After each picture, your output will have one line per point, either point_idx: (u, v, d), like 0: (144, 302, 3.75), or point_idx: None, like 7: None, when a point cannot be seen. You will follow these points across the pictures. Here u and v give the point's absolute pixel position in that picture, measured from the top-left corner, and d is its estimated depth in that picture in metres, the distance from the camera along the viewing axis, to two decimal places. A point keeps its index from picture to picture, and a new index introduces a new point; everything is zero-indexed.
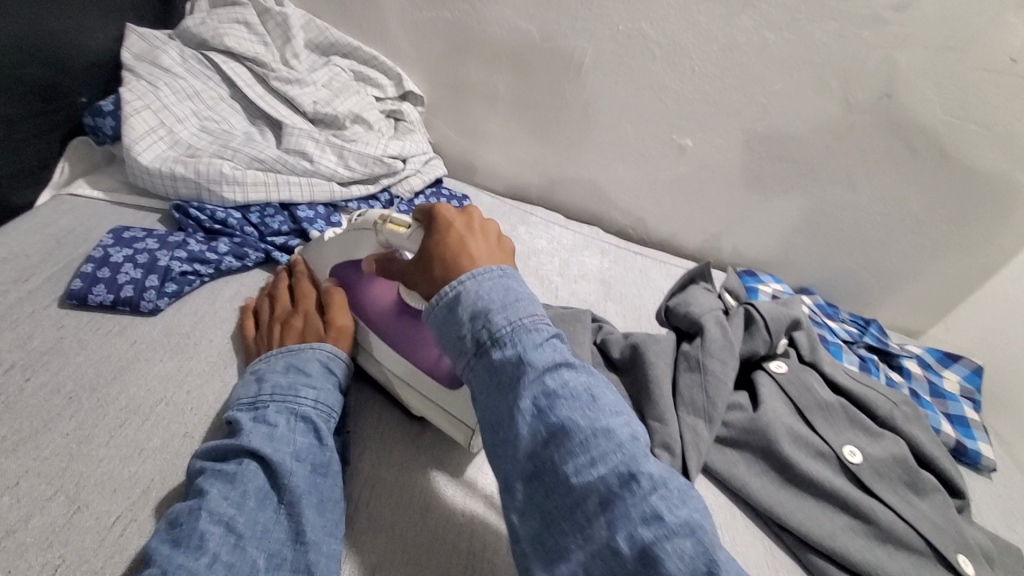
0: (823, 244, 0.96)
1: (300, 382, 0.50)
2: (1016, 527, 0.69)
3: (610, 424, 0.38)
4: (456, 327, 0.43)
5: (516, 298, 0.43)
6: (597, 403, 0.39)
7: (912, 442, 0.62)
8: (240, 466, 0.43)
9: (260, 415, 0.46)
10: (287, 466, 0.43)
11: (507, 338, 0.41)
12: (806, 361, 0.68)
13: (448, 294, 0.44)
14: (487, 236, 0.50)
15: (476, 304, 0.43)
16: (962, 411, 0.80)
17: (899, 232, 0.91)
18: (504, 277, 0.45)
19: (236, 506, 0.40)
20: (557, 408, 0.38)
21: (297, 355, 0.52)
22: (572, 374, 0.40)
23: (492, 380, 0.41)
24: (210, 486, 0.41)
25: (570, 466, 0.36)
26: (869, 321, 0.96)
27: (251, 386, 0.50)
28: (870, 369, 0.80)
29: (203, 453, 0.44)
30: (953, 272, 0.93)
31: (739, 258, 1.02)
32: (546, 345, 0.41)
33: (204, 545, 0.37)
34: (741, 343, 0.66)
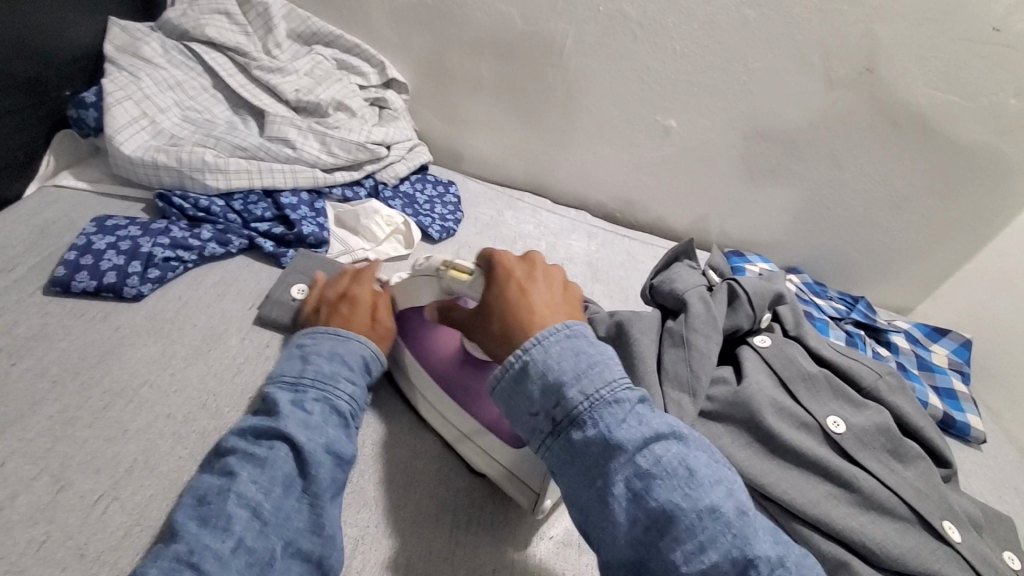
0: (810, 223, 0.96)
1: (341, 370, 0.50)
2: (1003, 495, 0.69)
3: (712, 500, 0.39)
4: (532, 405, 0.45)
5: (590, 366, 0.45)
6: (695, 478, 0.40)
7: (896, 412, 0.63)
8: (272, 451, 0.43)
9: (300, 402, 0.47)
10: (317, 457, 0.44)
11: (588, 416, 0.43)
12: (791, 335, 0.69)
13: (516, 366, 0.46)
14: (551, 286, 0.53)
15: (550, 378, 0.45)
16: (950, 384, 0.81)
17: (884, 208, 0.91)
18: (574, 342, 0.46)
19: (264, 493, 0.41)
20: (651, 486, 0.39)
21: (341, 339, 0.53)
22: (662, 448, 0.41)
23: (582, 461, 0.42)
24: (241, 468, 0.42)
25: (675, 552, 0.38)
26: (858, 298, 0.96)
27: (293, 362, 0.51)
28: (857, 345, 0.81)
29: (237, 435, 0.45)
30: (939, 246, 0.94)
31: (727, 239, 1.02)
32: (629, 419, 0.43)
33: (229, 529, 0.39)
34: (725, 318, 0.67)
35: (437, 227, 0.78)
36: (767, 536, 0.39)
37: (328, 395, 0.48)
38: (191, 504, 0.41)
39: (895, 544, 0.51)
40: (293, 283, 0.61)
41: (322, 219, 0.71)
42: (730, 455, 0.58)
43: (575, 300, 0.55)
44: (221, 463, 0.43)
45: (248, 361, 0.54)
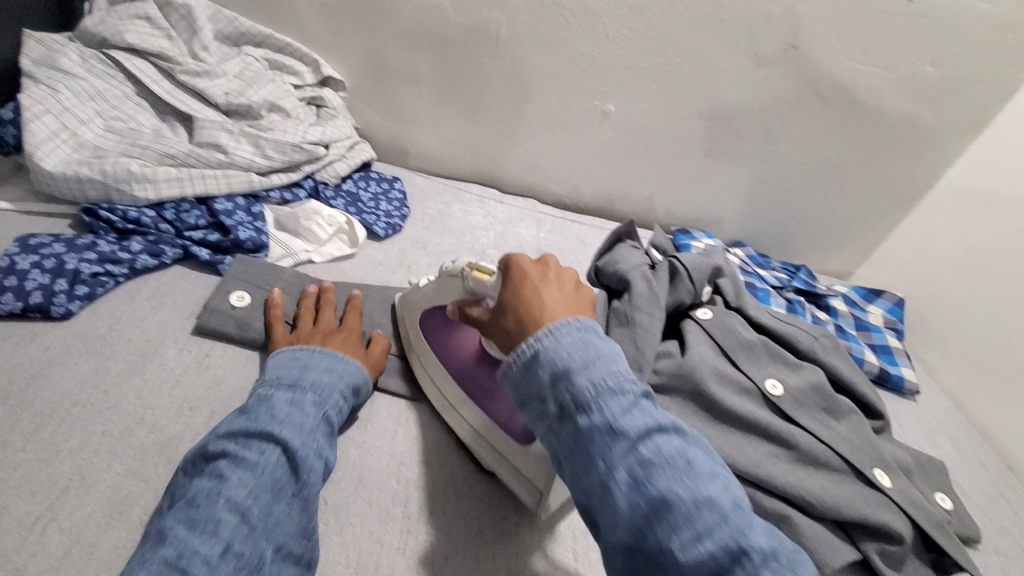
0: (750, 196, 0.99)
1: (335, 383, 0.52)
2: (935, 441, 0.73)
3: (711, 492, 0.38)
4: (540, 393, 0.45)
5: (599, 359, 0.44)
6: (695, 468, 0.39)
7: (832, 371, 0.66)
8: (264, 456, 0.43)
9: (293, 406, 0.48)
10: (309, 463, 0.45)
11: (593, 404, 0.42)
12: (732, 306, 0.71)
13: (526, 353, 0.46)
14: (565, 286, 0.51)
15: (558, 367, 0.44)
16: (885, 341, 0.85)
17: (816, 178, 0.95)
18: (582, 332, 0.46)
19: (255, 496, 0.41)
20: (650, 472, 0.39)
21: (334, 357, 0.54)
22: (664, 438, 0.40)
23: (584, 450, 0.42)
24: (230, 471, 0.42)
25: (671, 539, 0.36)
26: (799, 266, 1.00)
27: (288, 369, 0.51)
28: (798, 311, 0.84)
29: (225, 436, 0.44)
30: (870, 210, 0.98)
31: (673, 218, 1.04)
32: (634, 409, 0.42)
33: (217, 533, 0.39)
34: (668, 295, 0.69)
35: (382, 224, 0.78)
36: (766, 530, 0.37)
37: (321, 405, 0.49)
38: (177, 509, 0.40)
39: (834, 494, 0.54)
40: (234, 289, 0.60)
41: (260, 223, 0.69)
42: None
43: (590, 300, 0.52)
44: (207, 466, 0.43)
45: (187, 371, 0.54)
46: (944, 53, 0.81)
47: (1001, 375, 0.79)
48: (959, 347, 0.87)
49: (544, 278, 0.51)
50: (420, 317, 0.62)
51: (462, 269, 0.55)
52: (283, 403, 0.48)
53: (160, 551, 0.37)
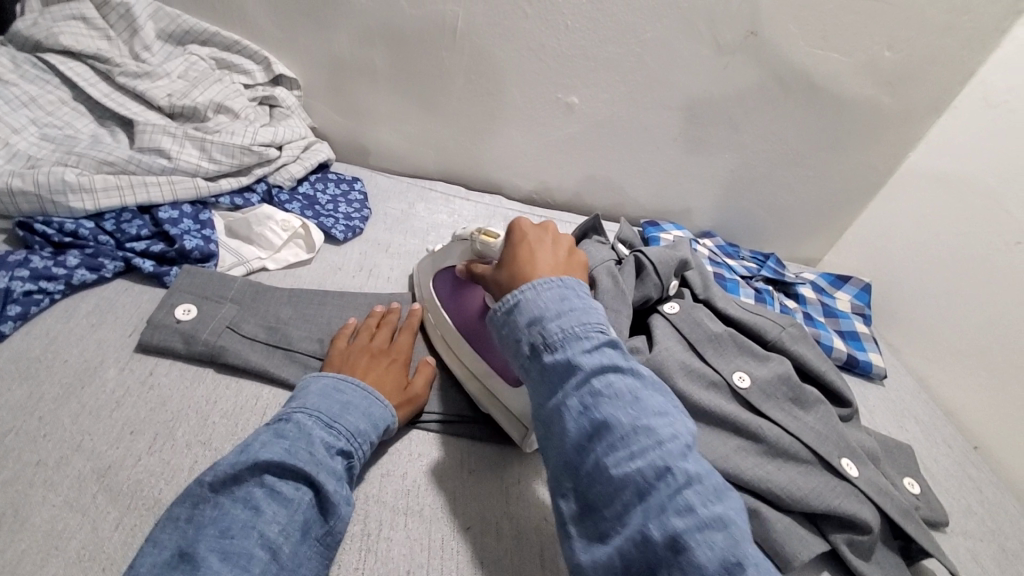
0: (717, 186, 0.99)
1: (371, 431, 0.49)
2: (902, 424, 0.74)
3: (652, 423, 0.39)
4: (515, 331, 0.46)
5: (570, 307, 0.46)
6: (642, 404, 0.40)
7: (799, 361, 0.66)
8: (297, 493, 0.41)
9: (330, 446, 0.46)
10: (339, 509, 0.43)
11: (558, 342, 0.44)
12: (700, 298, 0.71)
13: (509, 300, 0.48)
14: (556, 248, 0.55)
15: (533, 312, 0.46)
16: (853, 327, 0.85)
17: (781, 165, 0.96)
18: (560, 286, 0.47)
19: (286, 535, 0.39)
20: (600, 402, 0.40)
21: (374, 399, 0.51)
22: (618, 377, 0.41)
23: (544, 380, 0.44)
24: (265, 505, 0.40)
25: (610, 460, 0.38)
26: (768, 255, 1.01)
27: (329, 403, 0.49)
28: (765, 300, 0.84)
29: (270, 459, 0.42)
30: (834, 195, 0.99)
31: (642, 209, 1.03)
32: (596, 350, 0.43)
33: (249, 568, 0.36)
34: (634, 291, 0.68)
35: (341, 227, 0.75)
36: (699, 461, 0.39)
37: (353, 452, 0.47)
38: (203, 533, 0.38)
39: (802, 486, 0.53)
40: (178, 303, 0.57)
41: (208, 231, 0.67)
42: None
43: (581, 265, 0.55)
44: (238, 489, 0.40)
45: (129, 392, 0.51)
46: (903, 37, 0.81)
47: (965, 355, 0.80)
48: (925, 329, 0.88)
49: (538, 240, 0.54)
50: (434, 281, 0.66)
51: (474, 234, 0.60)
52: (323, 439, 0.45)
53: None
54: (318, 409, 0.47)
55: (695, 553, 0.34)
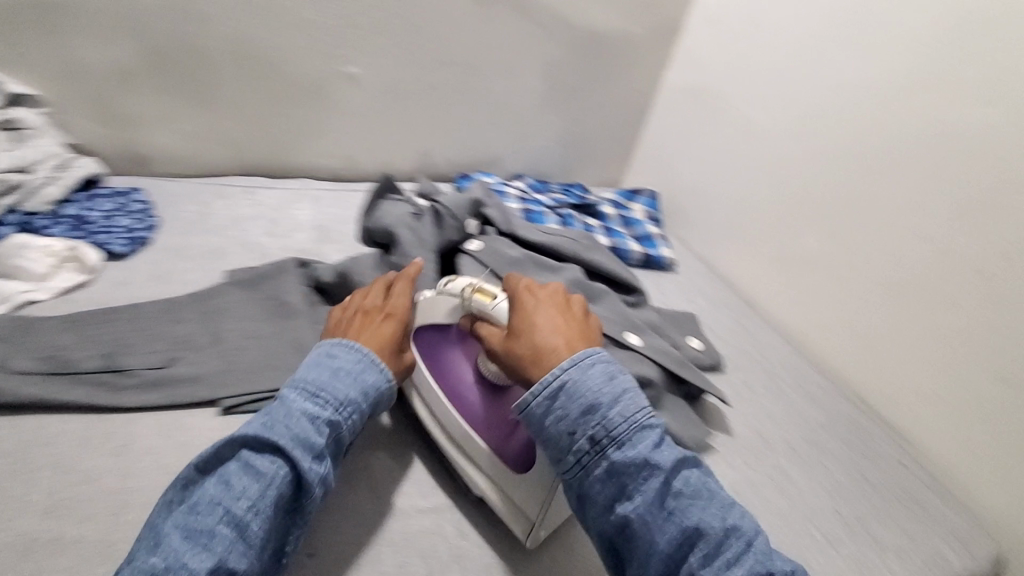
0: (514, 130, 1.06)
1: (361, 397, 0.48)
2: (692, 297, 0.87)
3: (732, 518, 0.44)
4: (569, 425, 0.46)
5: (621, 391, 0.47)
6: (716, 497, 0.45)
7: (591, 264, 0.76)
8: (273, 468, 0.42)
9: (313, 418, 0.45)
10: (315, 485, 0.43)
11: (625, 437, 0.45)
12: (503, 232, 0.77)
13: (553, 384, 0.47)
14: (573, 320, 0.53)
15: (587, 401, 0.46)
16: (646, 230, 0.98)
17: (561, 100, 1.06)
18: (602, 364, 0.48)
19: (255, 511, 0.40)
20: (683, 506, 0.43)
21: (368, 362, 0.51)
22: (687, 472, 0.45)
23: (615, 479, 0.44)
24: (236, 478, 0.41)
25: (704, 568, 0.42)
26: (572, 185, 1.11)
27: (320, 369, 0.48)
28: (569, 223, 0.94)
29: (244, 437, 0.42)
30: (613, 120, 1.12)
31: (454, 166, 1.07)
32: (660, 443, 0.46)
33: (210, 548, 0.38)
34: (435, 237, 0.70)
35: (122, 240, 0.71)
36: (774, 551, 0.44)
37: (339, 422, 0.46)
38: (178, 509, 0.40)
39: None
40: None
41: None
42: None
43: (595, 334, 0.55)
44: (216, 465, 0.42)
45: None
46: None
47: (728, 231, 0.97)
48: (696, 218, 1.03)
49: (547, 305, 0.53)
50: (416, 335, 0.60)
51: (465, 292, 0.55)
52: (309, 410, 0.45)
53: (144, 562, 0.37)
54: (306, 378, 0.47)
55: None
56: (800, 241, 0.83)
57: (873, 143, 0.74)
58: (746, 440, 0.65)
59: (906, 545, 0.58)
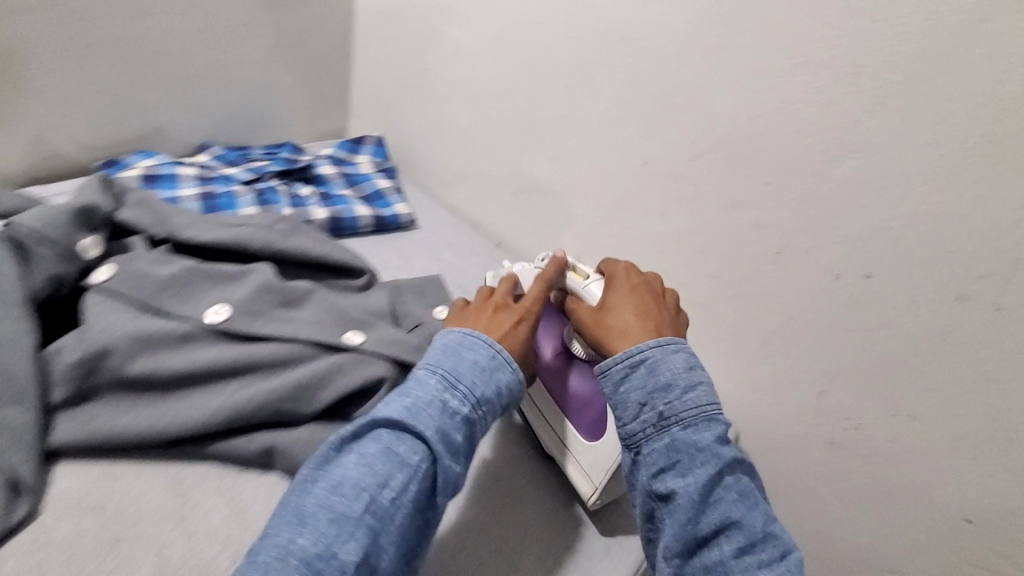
0: (173, 87, 0.80)
1: (494, 396, 0.48)
2: (436, 255, 0.78)
3: (775, 529, 0.44)
4: (637, 395, 0.47)
5: (695, 380, 0.47)
6: (760, 507, 0.45)
7: (294, 253, 0.60)
8: (411, 460, 0.42)
9: (451, 413, 0.44)
10: (448, 487, 0.43)
11: (690, 422, 0.45)
12: (160, 238, 0.58)
13: (636, 355, 0.48)
14: (664, 306, 0.54)
15: (662, 379, 0.47)
16: (375, 186, 0.84)
17: (229, 39, 0.82)
18: (681, 353, 0.48)
19: (397, 504, 0.40)
20: (728, 500, 0.43)
21: (501, 360, 0.49)
22: (740, 475, 0.45)
23: (670, 454, 0.45)
24: (372, 464, 0.41)
25: (736, 559, 0.42)
26: (281, 145, 0.91)
27: (450, 357, 0.48)
28: (273, 198, 0.75)
29: (389, 421, 0.43)
30: (311, 56, 0.92)
31: (99, 150, 0.78)
32: (724, 437, 0.45)
33: (354, 540, 0.38)
34: (23, 279, 0.48)
35: None
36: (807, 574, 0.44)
37: (473, 421, 0.46)
38: (318, 487, 0.40)
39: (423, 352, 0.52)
40: None
41: None
42: (109, 427, 0.46)
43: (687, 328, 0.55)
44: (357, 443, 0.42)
45: None
46: None
47: (460, 169, 0.87)
48: (427, 160, 0.92)
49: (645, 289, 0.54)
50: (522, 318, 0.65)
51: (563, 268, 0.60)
52: (442, 403, 0.44)
53: (293, 542, 0.37)
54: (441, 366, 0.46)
55: None
56: (530, 169, 0.78)
57: (565, 55, 0.69)
58: None
59: None
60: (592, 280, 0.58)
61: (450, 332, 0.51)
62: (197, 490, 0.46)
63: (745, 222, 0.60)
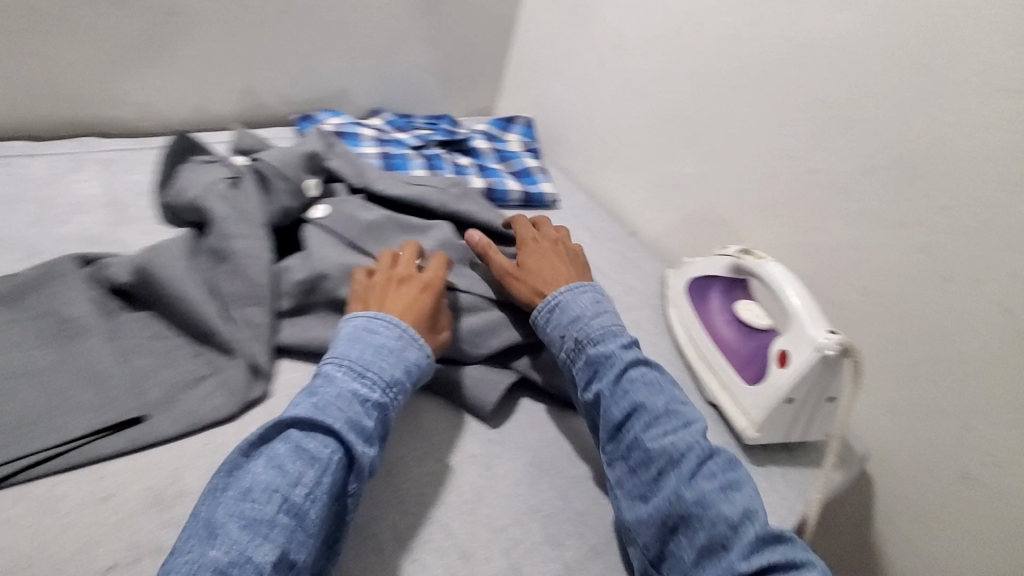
0: (358, 55, 0.89)
1: (403, 378, 0.47)
2: (576, 236, 0.82)
3: (680, 409, 0.51)
4: (558, 329, 0.55)
5: (601, 308, 0.57)
6: (669, 395, 0.52)
7: (467, 216, 0.67)
8: (322, 453, 0.40)
9: (361, 401, 0.43)
10: (363, 472, 0.42)
11: (598, 338, 0.54)
12: (359, 188, 0.66)
13: (551, 300, 0.57)
14: (570, 259, 0.63)
15: (574, 310, 0.56)
16: (524, 164, 0.90)
17: (410, 16, 0.90)
18: (589, 291, 0.59)
19: (313, 498, 0.39)
20: (635, 389, 0.51)
21: (407, 339, 0.49)
22: (645, 372, 0.53)
23: (586, 369, 0.53)
24: (285, 460, 0.39)
25: (645, 433, 0.49)
26: (440, 117, 0.99)
27: (359, 347, 0.46)
28: (437, 165, 0.82)
29: (296, 419, 0.41)
30: (476, 37, 0.99)
31: (292, 105, 0.88)
32: (626, 346, 0.54)
33: (270, 537, 0.36)
34: (267, 207, 0.57)
35: None
36: (728, 454, 0.48)
37: (385, 405, 0.45)
38: (226, 495, 0.37)
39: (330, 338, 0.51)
40: None
41: None
42: (318, 338, 0.54)
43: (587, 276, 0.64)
44: (262, 449, 0.40)
45: None
46: None
47: (602, 157, 0.91)
48: (571, 145, 0.97)
49: (551, 250, 0.62)
50: (687, 291, 0.71)
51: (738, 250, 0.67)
52: (349, 389, 0.43)
53: (204, 555, 0.34)
54: (346, 357, 0.45)
55: (715, 501, 0.44)
56: (677, 166, 0.80)
57: (740, 56, 0.71)
58: None
59: (789, 468, 0.61)
60: (762, 256, 0.64)
61: (351, 315, 0.50)
62: None
63: (913, 243, 0.59)
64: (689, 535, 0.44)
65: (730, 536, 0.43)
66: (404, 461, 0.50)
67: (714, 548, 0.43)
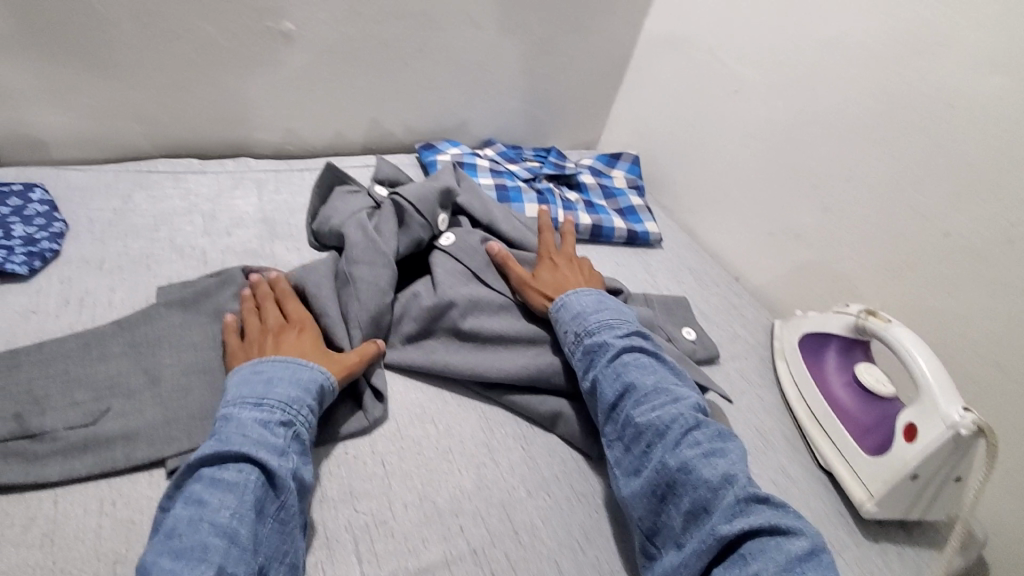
0: (480, 90, 0.94)
1: (305, 395, 0.47)
2: (681, 279, 0.82)
3: (671, 388, 0.52)
4: (562, 325, 0.57)
5: (601, 303, 0.59)
6: (661, 376, 0.53)
7: None
8: (239, 474, 0.40)
9: (267, 425, 0.43)
10: (286, 485, 0.42)
11: (594, 329, 0.56)
12: (483, 223, 0.69)
13: (557, 301, 0.59)
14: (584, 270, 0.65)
15: (575, 306, 0.58)
16: (629, 202, 0.91)
17: (531, 54, 0.94)
18: (591, 290, 0.60)
19: (240, 518, 0.38)
20: (627, 371, 0.52)
21: (296, 366, 0.48)
22: (637, 356, 0.54)
23: (583, 358, 0.55)
24: (207, 493, 0.39)
25: (635, 412, 0.50)
26: (549, 149, 1.02)
27: (251, 385, 0.46)
28: (548, 199, 0.86)
29: (203, 459, 0.40)
30: (589, 76, 1.02)
31: (415, 134, 0.94)
32: (622, 334, 0.56)
33: (206, 557, 0.36)
34: (395, 239, 0.61)
35: (21, 254, 0.56)
36: (716, 427, 0.50)
37: (292, 421, 0.45)
38: (153, 540, 0.37)
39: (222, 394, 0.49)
40: None
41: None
42: (440, 360, 0.57)
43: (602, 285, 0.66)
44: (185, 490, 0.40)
45: None
46: None
47: (710, 200, 0.91)
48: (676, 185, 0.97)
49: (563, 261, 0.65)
50: (801, 345, 0.70)
51: (862, 313, 0.63)
52: (251, 415, 0.43)
53: None
54: (239, 394, 0.45)
55: (699, 468, 0.46)
56: (793, 215, 0.79)
57: (874, 111, 0.69)
58: (746, 441, 0.62)
59: (907, 547, 0.58)
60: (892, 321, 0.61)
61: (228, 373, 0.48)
62: (499, 431, 0.56)
63: None
64: (676, 504, 0.45)
65: (711, 500, 0.44)
66: (517, 492, 0.52)
67: (697, 513, 0.44)
